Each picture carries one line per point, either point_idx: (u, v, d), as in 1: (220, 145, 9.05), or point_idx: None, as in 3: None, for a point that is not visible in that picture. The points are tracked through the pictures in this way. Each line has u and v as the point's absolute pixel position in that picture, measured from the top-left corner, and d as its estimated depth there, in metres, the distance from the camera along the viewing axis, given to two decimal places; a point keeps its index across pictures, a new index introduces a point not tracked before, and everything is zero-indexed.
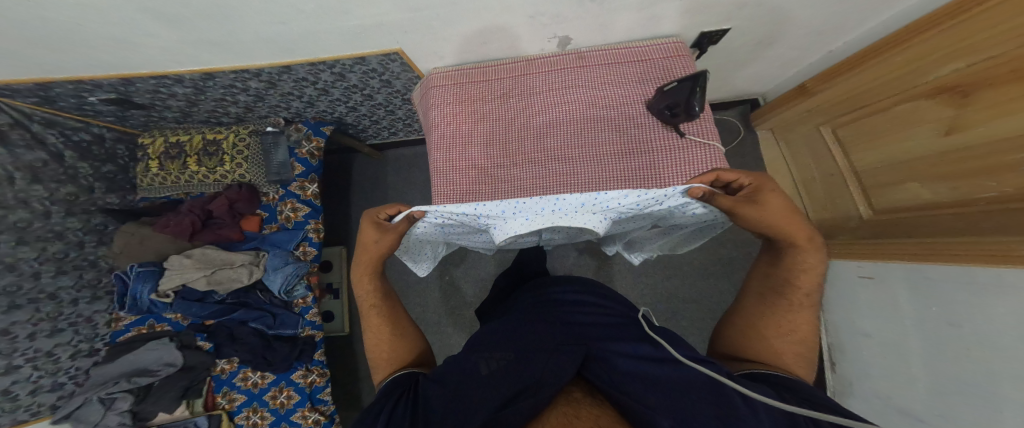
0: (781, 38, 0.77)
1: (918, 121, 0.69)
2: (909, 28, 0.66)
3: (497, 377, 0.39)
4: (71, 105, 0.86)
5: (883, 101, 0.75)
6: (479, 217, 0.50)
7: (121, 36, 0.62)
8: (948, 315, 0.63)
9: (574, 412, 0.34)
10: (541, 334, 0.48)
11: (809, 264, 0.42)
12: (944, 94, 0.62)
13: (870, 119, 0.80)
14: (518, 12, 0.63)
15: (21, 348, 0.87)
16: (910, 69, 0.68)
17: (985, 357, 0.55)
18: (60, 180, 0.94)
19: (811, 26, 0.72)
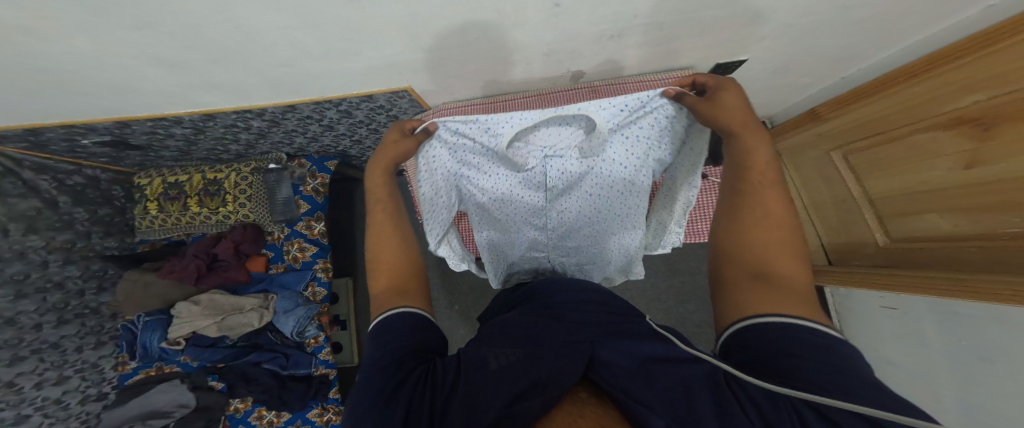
0: (800, 66, 0.75)
1: (934, 152, 0.68)
2: (933, 56, 0.64)
3: (491, 377, 0.30)
4: (61, 149, 0.83)
5: (894, 130, 0.75)
6: (488, 123, 0.51)
7: (116, 81, 0.59)
8: (980, 350, 0.62)
9: (579, 412, 0.27)
10: (542, 330, 0.38)
11: (755, 151, 0.45)
12: (964, 126, 0.62)
13: (882, 148, 0.79)
14: (532, 50, 0.61)
15: (28, 398, 0.88)
16: (924, 99, 0.68)
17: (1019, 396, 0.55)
18: (57, 227, 0.92)
19: (831, 54, 0.70)
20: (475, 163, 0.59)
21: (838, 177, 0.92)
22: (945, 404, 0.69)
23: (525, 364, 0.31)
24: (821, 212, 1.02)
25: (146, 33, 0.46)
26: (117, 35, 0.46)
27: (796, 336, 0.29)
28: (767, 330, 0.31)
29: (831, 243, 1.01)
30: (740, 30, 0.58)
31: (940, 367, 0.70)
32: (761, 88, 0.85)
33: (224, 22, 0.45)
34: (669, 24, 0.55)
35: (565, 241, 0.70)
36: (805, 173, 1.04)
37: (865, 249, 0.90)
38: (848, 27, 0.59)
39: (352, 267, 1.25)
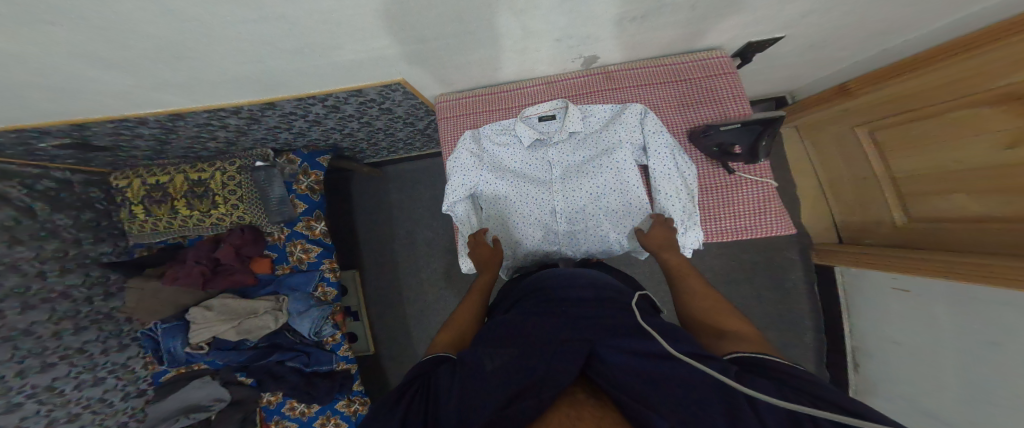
0: (848, 35, 0.65)
1: (971, 132, 0.62)
2: (982, 31, 0.56)
3: (491, 378, 0.32)
4: (21, 153, 0.76)
5: (935, 106, 0.67)
6: (502, 129, 0.69)
7: (56, 84, 0.50)
8: (986, 334, 0.62)
9: (576, 412, 0.28)
10: (545, 328, 0.40)
11: (676, 260, 0.61)
12: (1006, 105, 0.54)
13: (921, 124, 0.71)
14: (544, 36, 0.52)
15: (72, 399, 0.92)
16: (968, 75, 0.59)
17: (1013, 373, 0.56)
18: (40, 238, 0.87)
19: (884, 20, 0.61)
20: (492, 166, 0.72)
21: (862, 154, 0.88)
22: (942, 382, 0.71)
23: (524, 366, 0.33)
24: (837, 189, 1.01)
25: (69, 28, 0.38)
26: (38, 33, 0.38)
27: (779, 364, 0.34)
28: (754, 363, 0.36)
29: (844, 220, 1.01)
30: (789, 5, 0.49)
31: (942, 346, 0.71)
32: (792, 60, 0.77)
33: (169, 15, 0.38)
34: (704, 4, 0.47)
35: (563, 228, 0.74)
36: (827, 148, 0.99)
37: (882, 228, 0.89)
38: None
39: (359, 259, 1.25)
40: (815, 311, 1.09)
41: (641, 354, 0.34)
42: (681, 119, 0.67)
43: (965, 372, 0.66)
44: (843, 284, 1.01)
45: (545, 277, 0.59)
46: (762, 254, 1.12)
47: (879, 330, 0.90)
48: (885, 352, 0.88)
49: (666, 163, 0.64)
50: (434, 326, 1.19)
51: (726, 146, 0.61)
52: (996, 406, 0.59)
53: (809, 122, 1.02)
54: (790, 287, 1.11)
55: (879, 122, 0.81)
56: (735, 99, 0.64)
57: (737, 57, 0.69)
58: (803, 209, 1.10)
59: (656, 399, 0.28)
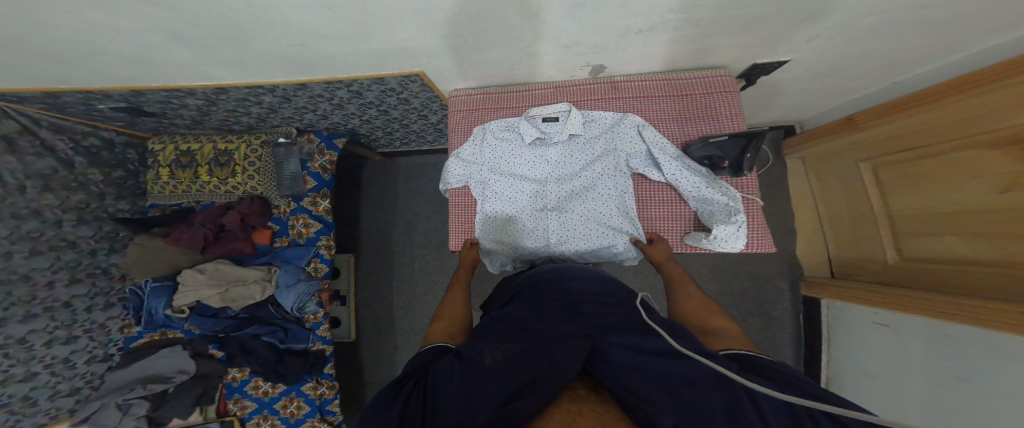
0: (838, 71, 0.71)
1: (971, 173, 0.63)
2: (983, 70, 0.58)
3: (493, 375, 0.33)
4: (79, 111, 0.84)
5: (939, 145, 0.69)
6: (508, 126, 0.76)
7: (136, 52, 0.59)
8: (958, 370, 0.64)
9: (577, 407, 0.30)
10: (543, 322, 0.42)
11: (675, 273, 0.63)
12: (1010, 146, 0.56)
13: (922, 163, 0.73)
14: (553, 41, 0.59)
15: (38, 356, 0.89)
16: (979, 115, 0.60)
17: (983, 408, 0.58)
18: (71, 187, 0.94)
19: (867, 63, 0.67)
20: (494, 160, 0.76)
21: (863, 189, 0.89)
22: (911, 416, 0.72)
23: (524, 360, 0.34)
24: (834, 224, 1.01)
25: (162, 6, 0.47)
26: (132, 5, 0.47)
27: (765, 359, 0.37)
28: (743, 356, 0.39)
29: (838, 256, 1.00)
30: (783, 28, 0.54)
31: (915, 384, 0.72)
32: (791, 91, 0.83)
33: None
34: (706, 20, 0.52)
35: (557, 228, 0.75)
36: (829, 181, 1.01)
37: (873, 265, 0.89)
38: (886, 34, 0.56)
39: (358, 245, 1.29)
40: (798, 343, 1.09)
41: (641, 347, 0.37)
42: (676, 127, 0.69)
43: (935, 407, 0.67)
44: (827, 316, 1.01)
45: (543, 272, 0.58)
46: (753, 281, 1.12)
47: (855, 364, 0.90)
48: (858, 383, 0.88)
49: (670, 169, 0.66)
50: (418, 316, 1.21)
51: (715, 158, 0.61)
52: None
53: (815, 154, 1.04)
54: (777, 317, 1.10)
55: (883, 158, 0.82)
56: (735, 115, 0.67)
57: (740, 78, 0.74)
58: (799, 239, 1.11)
59: (659, 395, 0.29)
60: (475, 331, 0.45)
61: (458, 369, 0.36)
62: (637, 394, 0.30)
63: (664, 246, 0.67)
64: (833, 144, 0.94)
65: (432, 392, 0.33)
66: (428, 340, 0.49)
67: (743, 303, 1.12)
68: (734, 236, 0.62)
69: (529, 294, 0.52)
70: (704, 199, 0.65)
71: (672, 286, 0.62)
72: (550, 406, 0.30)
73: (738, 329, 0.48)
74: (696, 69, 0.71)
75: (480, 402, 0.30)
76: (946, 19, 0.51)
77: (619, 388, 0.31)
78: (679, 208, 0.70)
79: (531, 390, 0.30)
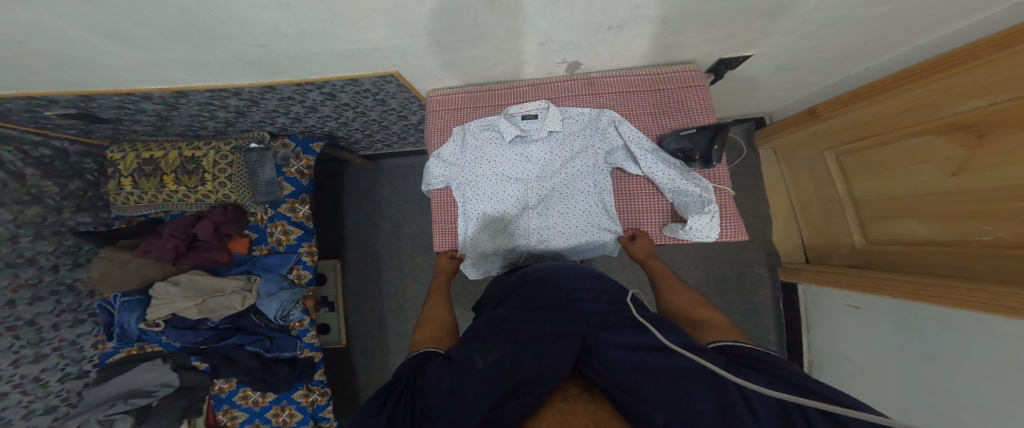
0: (810, 62, 0.73)
1: (922, 158, 0.67)
2: (926, 62, 0.62)
3: (486, 378, 0.34)
4: (24, 119, 0.78)
5: (891, 134, 0.72)
6: (487, 125, 0.75)
7: (79, 54, 0.54)
8: (925, 348, 0.69)
9: (569, 406, 0.31)
10: (530, 323, 0.42)
11: (658, 267, 0.67)
12: (960, 132, 0.59)
13: (879, 150, 0.76)
14: (528, 39, 0.58)
15: (6, 376, 0.84)
16: (924, 103, 0.64)
17: (953, 384, 0.62)
18: (24, 201, 0.87)
19: (836, 54, 0.68)
20: (474, 160, 0.75)
21: (829, 177, 0.92)
22: (884, 390, 0.77)
23: (514, 362, 0.35)
24: (806, 210, 1.05)
25: (99, 4, 0.43)
26: (67, 4, 0.42)
27: (755, 351, 0.38)
28: (733, 349, 0.40)
29: (811, 240, 1.05)
30: (752, 23, 0.54)
31: (888, 361, 0.77)
32: (765, 84, 0.84)
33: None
34: (674, 16, 0.52)
35: (540, 227, 0.75)
36: (798, 170, 1.04)
37: (843, 249, 0.93)
38: (854, 27, 0.57)
39: (343, 250, 1.27)
40: (777, 326, 1.14)
41: (628, 343, 0.38)
42: (652, 123, 0.70)
43: (906, 382, 0.72)
44: (804, 301, 1.07)
45: (527, 275, 0.58)
46: (734, 269, 1.17)
47: (832, 346, 0.96)
48: (837, 366, 0.94)
49: (648, 162, 0.66)
50: (410, 318, 1.21)
51: (687, 151, 0.62)
52: (947, 415, 0.62)
53: (784, 144, 1.07)
54: (758, 302, 1.15)
55: (843, 146, 0.85)
56: (705, 109, 0.68)
57: (710, 73, 0.74)
58: (775, 227, 1.15)
59: (649, 391, 0.31)
60: (465, 333, 0.45)
61: (450, 370, 0.36)
62: (628, 392, 0.31)
63: (645, 241, 0.71)
64: (799, 135, 0.97)
65: (423, 395, 0.34)
66: (417, 347, 0.49)
67: (725, 290, 1.16)
68: (707, 227, 0.63)
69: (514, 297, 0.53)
70: (679, 191, 0.66)
71: (658, 280, 0.65)
72: (542, 405, 0.31)
73: (726, 320, 0.49)
74: (668, 64, 0.71)
75: (471, 407, 0.31)
76: (906, 13, 0.53)
77: (611, 387, 0.32)
78: (659, 201, 0.71)
79: (522, 393, 0.31)
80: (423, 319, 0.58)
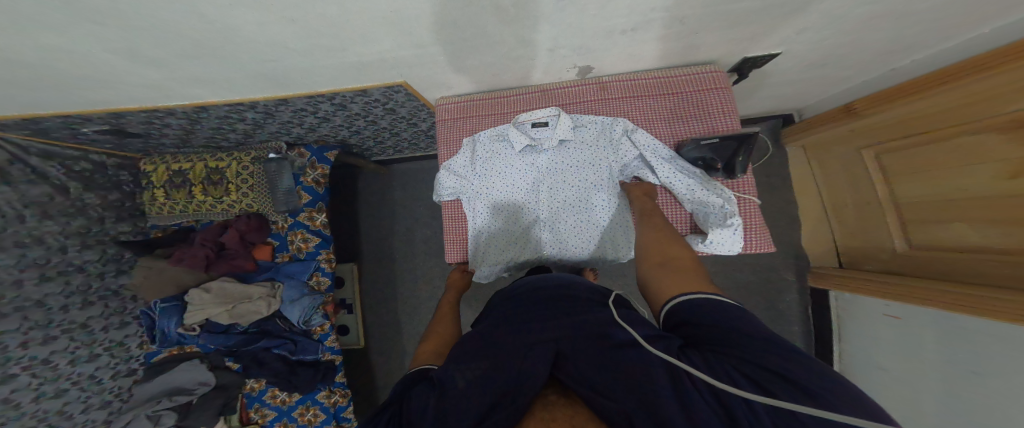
0: (845, 58, 0.67)
1: (977, 158, 0.60)
2: (985, 54, 0.55)
3: (466, 394, 0.32)
4: (64, 135, 0.83)
5: (942, 131, 0.65)
6: (497, 135, 0.73)
7: (103, 75, 0.57)
8: (971, 363, 0.64)
9: (549, 414, 0.31)
10: (513, 332, 0.40)
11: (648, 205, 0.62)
12: (1018, 131, 0.52)
13: (926, 149, 0.69)
14: (537, 45, 0.56)
15: (65, 374, 0.93)
16: (983, 98, 0.57)
17: (997, 401, 0.58)
18: (69, 213, 0.94)
19: (879, 46, 0.62)
20: (484, 172, 0.74)
21: (867, 177, 0.85)
22: (926, 407, 0.72)
23: (496, 372, 0.34)
24: (840, 212, 0.98)
25: (117, 29, 0.44)
26: (88, 29, 0.44)
27: (725, 308, 0.35)
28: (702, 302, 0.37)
29: (844, 245, 0.98)
30: (783, 19, 0.50)
31: (930, 374, 0.72)
32: (794, 81, 0.78)
33: (194, 18, 0.43)
34: (692, 17, 0.48)
35: (552, 239, 0.74)
36: (831, 169, 0.97)
37: (882, 254, 0.87)
38: (900, 19, 0.51)
39: (360, 254, 1.30)
40: (805, 332, 1.09)
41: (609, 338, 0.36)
42: (671, 127, 0.66)
43: (953, 400, 0.67)
44: (837, 308, 1.01)
45: (528, 280, 0.56)
46: (758, 273, 1.12)
47: (868, 357, 0.90)
48: (872, 377, 0.88)
49: (666, 170, 0.63)
50: (425, 321, 1.23)
51: (708, 160, 0.60)
52: None
53: (815, 142, 1.00)
54: (784, 308, 1.10)
55: (884, 145, 0.78)
56: (727, 113, 0.63)
57: (733, 72, 0.69)
58: (803, 229, 1.08)
59: (620, 390, 0.29)
60: (456, 348, 0.42)
61: (433, 389, 0.34)
62: (601, 392, 0.30)
63: (647, 186, 0.65)
64: (832, 133, 0.90)
65: (406, 417, 0.31)
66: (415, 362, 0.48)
67: (747, 294, 1.11)
68: (730, 240, 0.60)
69: (509, 301, 0.52)
70: (699, 202, 0.62)
71: (643, 219, 0.59)
72: (523, 415, 0.31)
73: (692, 258, 0.48)
74: (687, 65, 0.66)
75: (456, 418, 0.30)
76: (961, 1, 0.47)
77: (586, 390, 0.31)
78: (678, 212, 0.67)
79: (504, 405, 0.31)
80: (427, 335, 0.58)
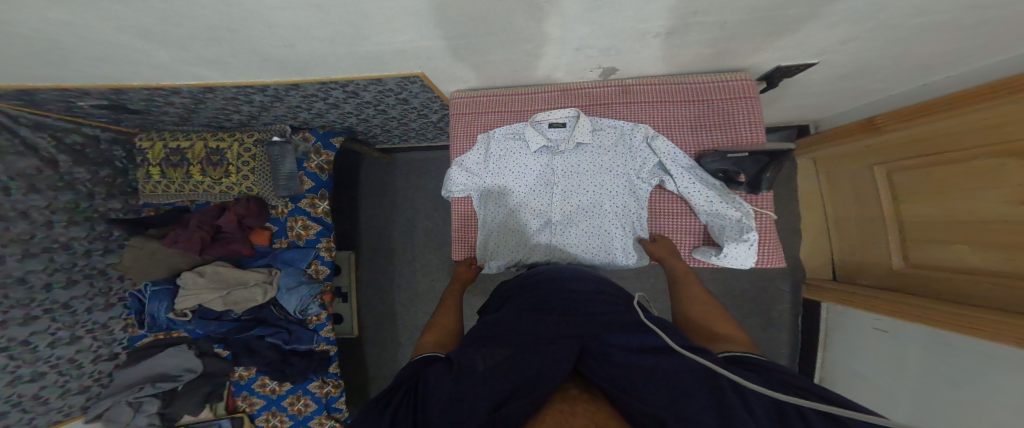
0: (871, 70, 0.68)
1: (987, 182, 0.62)
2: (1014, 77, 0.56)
3: (485, 378, 0.31)
4: (59, 108, 0.79)
5: (958, 153, 0.67)
6: (513, 133, 0.73)
7: (110, 52, 0.54)
8: (953, 376, 0.66)
9: (570, 407, 0.30)
10: (540, 323, 0.40)
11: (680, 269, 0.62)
12: None
13: (939, 170, 0.71)
14: (564, 43, 0.55)
15: (43, 357, 0.89)
16: (1000, 124, 0.59)
17: (972, 412, 0.61)
18: (58, 187, 0.89)
19: (914, 59, 0.62)
20: (497, 170, 0.74)
21: (875, 193, 0.87)
22: (902, 417, 0.75)
23: (514, 361, 0.33)
24: (841, 227, 1.00)
25: (132, 6, 0.42)
26: (103, 5, 0.42)
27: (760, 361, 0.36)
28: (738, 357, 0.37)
29: (841, 259, 1.01)
30: (811, 30, 0.50)
31: (908, 385, 0.75)
32: (813, 92, 0.80)
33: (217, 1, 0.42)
34: (734, 22, 0.48)
35: (561, 242, 0.74)
36: (839, 184, 0.99)
37: (878, 271, 0.89)
38: (934, 34, 0.52)
39: (358, 243, 1.28)
40: (793, 343, 1.11)
41: (634, 343, 0.36)
42: (691, 135, 0.66)
43: (926, 408, 0.70)
44: (826, 320, 1.04)
45: (539, 275, 0.57)
46: (754, 283, 1.13)
47: (848, 365, 0.94)
48: (850, 386, 0.92)
49: (684, 180, 0.64)
50: (421, 315, 1.22)
51: (730, 173, 0.60)
52: None
53: (828, 155, 1.02)
54: (775, 319, 1.12)
55: (899, 163, 0.80)
56: (752, 124, 0.64)
57: (761, 80, 0.70)
58: (803, 241, 1.11)
59: (649, 391, 0.29)
60: (468, 335, 0.43)
61: (450, 372, 0.34)
62: (626, 392, 0.29)
63: (666, 242, 0.67)
64: (847, 148, 0.92)
65: (426, 393, 0.31)
66: (420, 351, 0.48)
67: (742, 303, 1.13)
68: (744, 255, 0.61)
69: (524, 291, 0.52)
70: (716, 214, 0.63)
71: (678, 284, 0.60)
72: (540, 408, 0.29)
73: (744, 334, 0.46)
74: (713, 72, 0.67)
75: (470, 404, 0.28)
76: (995, 18, 0.47)
77: (610, 387, 0.30)
78: (690, 221, 0.68)
79: (521, 394, 0.29)
80: (430, 324, 0.58)
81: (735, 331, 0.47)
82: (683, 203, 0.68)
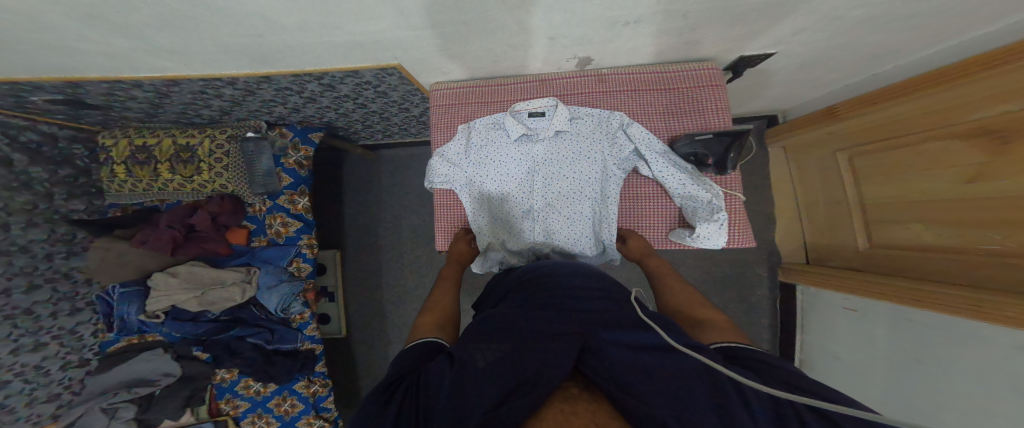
0: (828, 62, 0.71)
1: (940, 163, 0.66)
2: (963, 61, 0.59)
3: (489, 376, 0.32)
4: (9, 103, 0.74)
5: (911, 137, 0.71)
6: (493, 124, 0.73)
7: (60, 41, 0.51)
8: (918, 352, 0.70)
9: (571, 406, 0.30)
10: (537, 318, 0.41)
11: (657, 263, 0.65)
12: (982, 137, 0.57)
13: (894, 154, 0.75)
14: (538, 33, 0.55)
15: (7, 364, 0.84)
16: (950, 107, 0.62)
17: (939, 385, 0.65)
18: (13, 188, 0.84)
19: (866, 51, 0.66)
20: (477, 161, 0.73)
21: (839, 178, 0.92)
22: (871, 391, 0.80)
23: (515, 359, 0.33)
24: (812, 212, 1.05)
25: None
26: None
27: (756, 353, 0.36)
28: (734, 351, 0.37)
29: (813, 242, 1.06)
30: (773, 20, 0.52)
31: (877, 362, 0.79)
32: (781, 81, 0.82)
33: None
34: (697, 13, 0.49)
35: (546, 230, 0.75)
36: (808, 170, 1.04)
37: (845, 252, 0.94)
38: (887, 23, 0.54)
39: (342, 241, 1.26)
40: (771, 325, 1.16)
41: (633, 341, 0.36)
42: (664, 121, 0.68)
43: (895, 384, 0.74)
44: (801, 301, 1.09)
45: (530, 270, 0.58)
46: (733, 268, 1.18)
47: (824, 346, 0.98)
48: (825, 364, 0.97)
49: (659, 164, 0.65)
50: (409, 311, 1.22)
51: (699, 156, 0.62)
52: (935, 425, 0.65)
53: (796, 143, 1.06)
54: (754, 302, 1.17)
55: (857, 148, 0.84)
56: (719, 110, 0.66)
57: (728, 70, 0.72)
58: (777, 227, 1.16)
59: (651, 391, 0.29)
60: (468, 330, 0.43)
61: (452, 368, 0.34)
62: (628, 391, 0.29)
63: (640, 241, 0.69)
64: (813, 135, 0.96)
65: (426, 388, 0.32)
66: (416, 332, 0.48)
67: (722, 288, 1.17)
68: (715, 234, 0.63)
69: (520, 289, 0.53)
70: (688, 196, 0.65)
71: (660, 278, 0.63)
72: (543, 408, 0.29)
73: (724, 319, 0.47)
74: (682, 61, 0.69)
75: (471, 405, 0.29)
76: (946, 8, 0.50)
77: (613, 387, 0.30)
78: (666, 205, 0.71)
79: (523, 391, 0.30)
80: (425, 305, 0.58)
81: (717, 317, 0.48)
82: (659, 189, 0.71)
